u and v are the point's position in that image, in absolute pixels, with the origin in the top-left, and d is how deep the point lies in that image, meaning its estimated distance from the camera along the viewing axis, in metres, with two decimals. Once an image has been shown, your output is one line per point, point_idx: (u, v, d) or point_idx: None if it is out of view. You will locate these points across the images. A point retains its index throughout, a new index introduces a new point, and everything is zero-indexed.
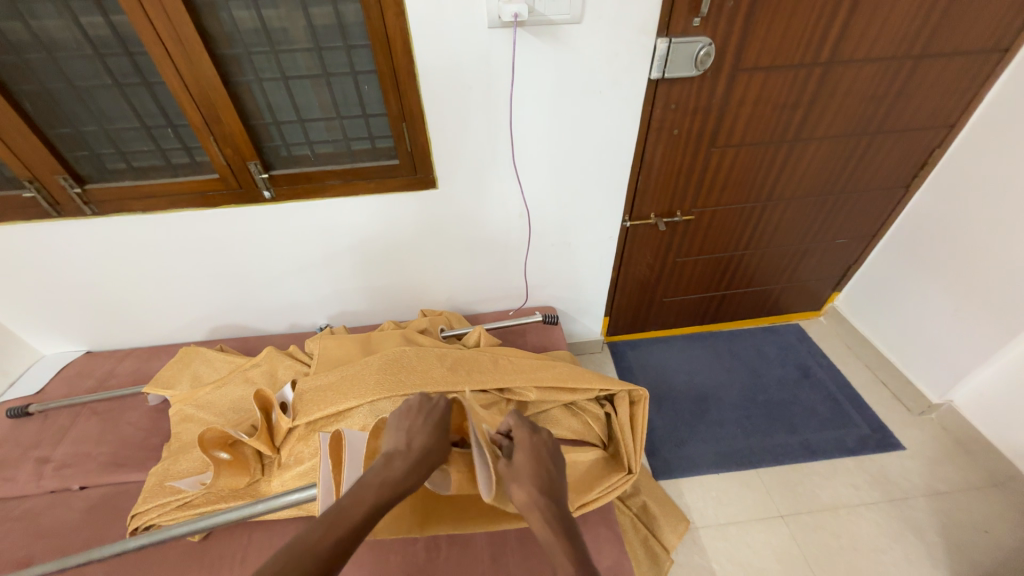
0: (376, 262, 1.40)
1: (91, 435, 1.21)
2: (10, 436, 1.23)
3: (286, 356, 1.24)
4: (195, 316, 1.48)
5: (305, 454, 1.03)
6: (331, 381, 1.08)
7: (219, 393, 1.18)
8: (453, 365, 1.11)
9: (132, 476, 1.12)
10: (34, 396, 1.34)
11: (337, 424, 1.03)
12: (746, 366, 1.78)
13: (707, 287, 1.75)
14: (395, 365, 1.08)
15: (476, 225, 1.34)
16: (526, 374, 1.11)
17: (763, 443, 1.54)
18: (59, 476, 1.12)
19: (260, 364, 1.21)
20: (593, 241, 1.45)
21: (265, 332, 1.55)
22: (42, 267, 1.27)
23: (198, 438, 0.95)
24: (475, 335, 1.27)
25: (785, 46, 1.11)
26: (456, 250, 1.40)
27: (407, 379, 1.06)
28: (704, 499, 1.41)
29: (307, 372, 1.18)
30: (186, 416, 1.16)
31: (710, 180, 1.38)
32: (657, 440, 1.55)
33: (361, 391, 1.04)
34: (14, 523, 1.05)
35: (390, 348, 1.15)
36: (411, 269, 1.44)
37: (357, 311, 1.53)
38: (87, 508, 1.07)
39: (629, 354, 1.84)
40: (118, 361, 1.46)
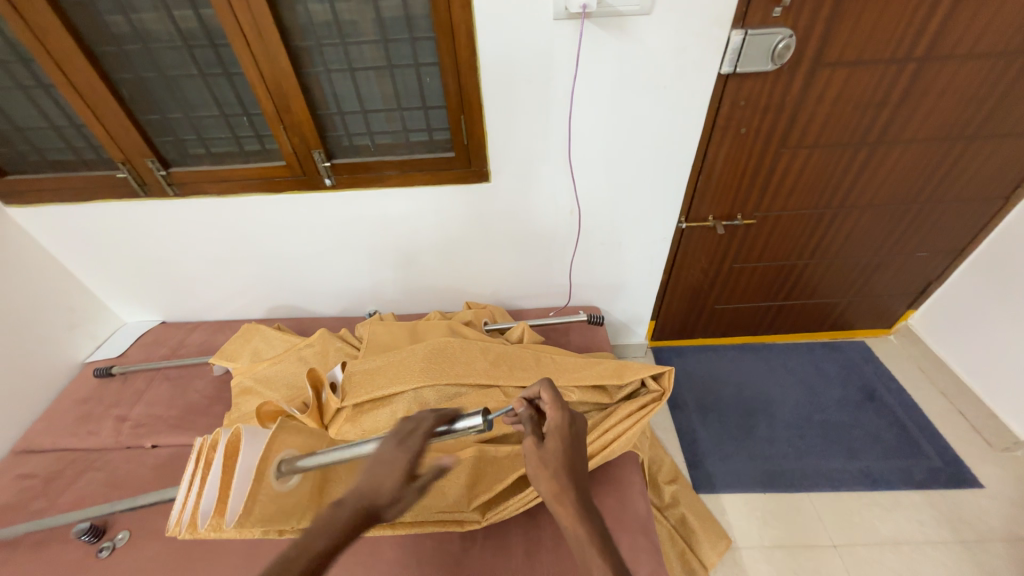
0: (426, 253, 1.43)
1: (163, 399, 1.32)
2: (95, 394, 1.36)
3: (338, 339, 1.30)
4: (256, 294, 1.57)
5: (350, 436, 1.06)
6: (380, 366, 1.12)
7: (276, 369, 1.25)
8: (497, 359, 1.11)
9: (196, 440, 1.22)
10: (116, 360, 1.48)
11: (383, 408, 1.07)
12: (801, 382, 1.67)
13: (765, 296, 1.65)
14: (440, 355, 1.10)
15: (527, 220, 1.33)
16: (569, 374, 1.10)
17: (817, 465, 1.44)
18: (135, 434, 1.23)
19: (313, 344, 1.27)
20: (645, 242, 1.40)
21: (318, 314, 1.62)
22: (130, 242, 1.40)
23: (256, 410, 1.00)
24: (518, 331, 1.26)
25: (874, 40, 1.02)
26: (504, 245, 1.40)
27: (451, 370, 1.07)
28: (748, 517, 1.34)
29: (355, 355, 1.22)
30: (245, 388, 1.24)
31: (777, 182, 1.30)
32: (700, 451, 1.49)
33: (407, 378, 1.06)
34: (96, 472, 1.16)
35: (436, 338, 1.16)
36: (459, 261, 1.45)
37: (404, 299, 1.57)
38: (156, 465, 1.17)
39: (674, 360, 1.77)
40: (188, 332, 1.57)
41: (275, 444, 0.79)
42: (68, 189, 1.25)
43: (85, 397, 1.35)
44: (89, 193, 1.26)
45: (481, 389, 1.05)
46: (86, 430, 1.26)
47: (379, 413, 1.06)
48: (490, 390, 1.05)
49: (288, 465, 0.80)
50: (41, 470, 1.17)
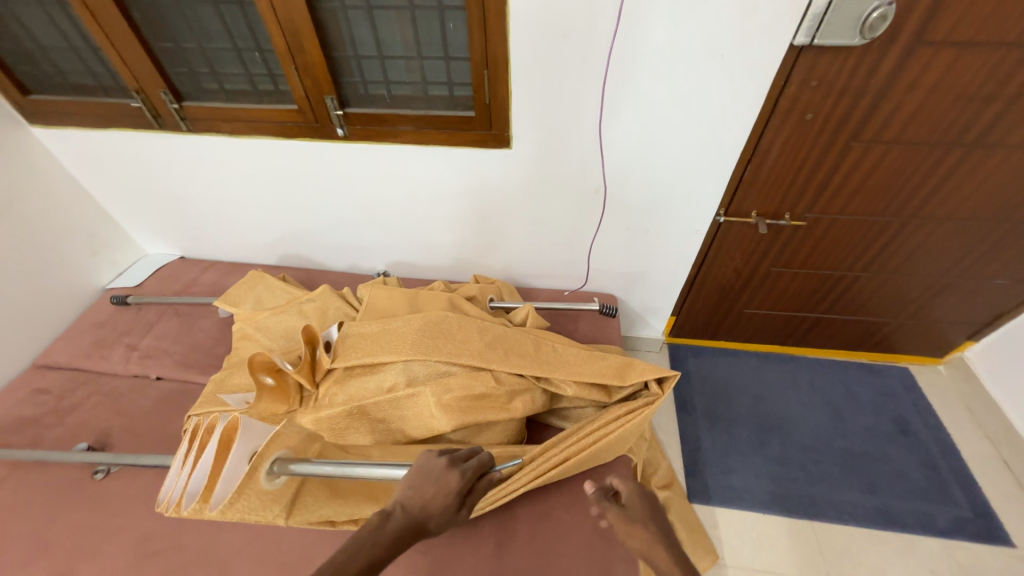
0: (439, 218, 1.36)
1: (171, 334, 1.35)
2: (111, 320, 1.40)
3: (338, 297, 1.27)
4: (269, 240, 1.55)
5: (337, 399, 1.05)
6: (374, 333, 1.08)
7: (277, 321, 1.24)
8: (494, 341, 1.04)
9: (197, 378, 1.24)
10: (134, 289, 1.51)
11: (371, 376, 1.03)
12: (826, 403, 1.54)
13: (802, 306, 1.50)
14: (435, 329, 1.04)
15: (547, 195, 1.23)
16: (567, 366, 1.03)
17: (827, 494, 1.34)
18: (142, 364, 1.27)
19: (315, 300, 1.25)
20: (676, 233, 1.27)
21: (328, 267, 1.60)
22: (149, 174, 1.39)
23: (250, 358, 1.03)
24: (523, 313, 1.19)
25: (998, 16, 0.82)
26: (521, 219, 1.31)
27: (445, 346, 1.01)
28: (741, 536, 1.27)
29: (354, 317, 1.19)
30: (246, 335, 1.24)
31: (839, 182, 1.13)
32: (702, 460, 1.41)
33: (399, 349, 1.02)
34: (102, 395, 1.20)
35: (434, 310, 1.10)
36: (472, 230, 1.37)
37: (414, 262, 1.52)
38: (158, 397, 1.20)
39: (689, 360, 1.66)
40: (202, 270, 1.59)
41: (273, 444, 0.83)
42: (86, 114, 1.24)
43: (102, 322, 1.40)
44: (106, 120, 1.24)
45: (472, 371, 0.99)
46: (99, 354, 1.30)
47: (367, 381, 1.03)
48: (481, 373, 0.99)
49: (281, 464, 0.84)
50: (54, 388, 1.23)
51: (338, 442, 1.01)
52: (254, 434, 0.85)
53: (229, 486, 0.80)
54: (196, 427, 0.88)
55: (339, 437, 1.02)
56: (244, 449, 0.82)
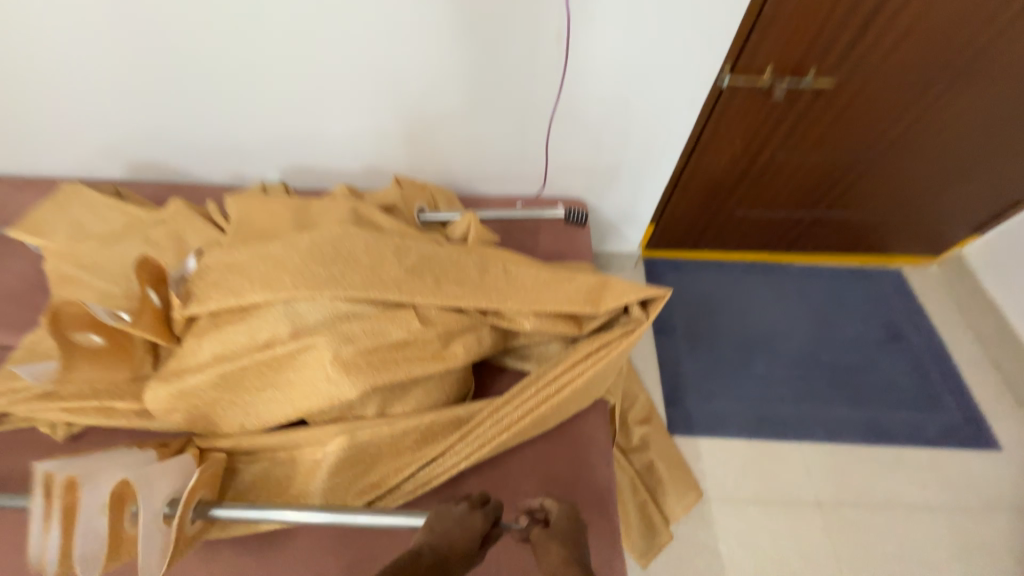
0: (337, 93, 0.97)
1: None
2: None
3: (200, 216, 0.89)
4: (101, 142, 1.10)
5: (190, 362, 0.71)
6: (241, 262, 0.74)
7: (109, 254, 0.86)
8: (418, 265, 0.73)
9: (8, 341, 0.87)
10: None
11: (237, 326, 0.70)
12: (816, 314, 1.38)
13: (804, 203, 1.27)
14: (329, 252, 0.71)
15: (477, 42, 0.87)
16: (524, 293, 0.75)
17: (816, 412, 1.22)
18: None
19: (165, 222, 0.87)
20: (653, 101, 0.97)
21: (201, 181, 1.18)
22: None
23: (50, 310, 0.68)
24: (463, 226, 0.87)
25: None
26: (449, 87, 0.95)
27: (344, 275, 0.69)
28: (726, 467, 1.14)
29: (220, 241, 0.83)
30: (66, 278, 0.86)
31: (883, 13, 0.85)
32: (684, 387, 1.24)
33: (274, 284, 0.69)
34: None
35: (329, 225, 0.76)
36: (387, 111, 1.00)
37: (318, 168, 1.13)
38: None
39: (669, 277, 1.43)
40: (10, 192, 1.12)
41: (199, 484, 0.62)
42: None
43: None
44: None
45: (389, 309, 0.70)
46: None
47: (232, 331, 0.70)
48: (401, 311, 0.69)
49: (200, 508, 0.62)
50: None
51: (204, 421, 0.71)
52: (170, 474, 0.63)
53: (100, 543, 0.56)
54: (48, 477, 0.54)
55: (202, 417, 0.71)
56: (154, 503, 0.59)
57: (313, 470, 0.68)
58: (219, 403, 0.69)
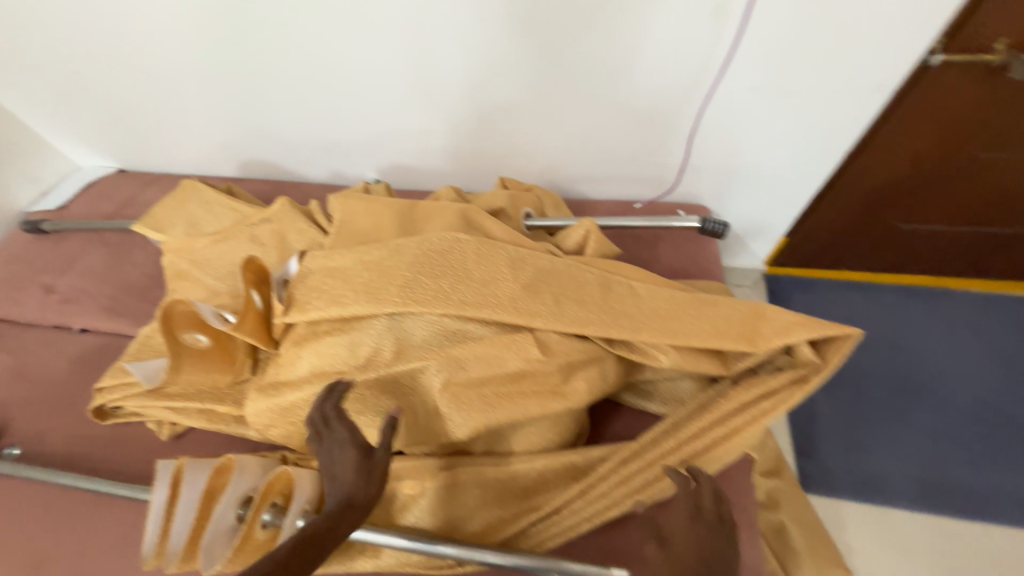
0: (441, 86, 0.89)
1: (96, 270, 1.00)
2: (26, 253, 1.07)
3: (304, 216, 0.85)
4: (217, 140, 1.13)
5: (288, 374, 0.66)
6: (343, 268, 0.68)
7: (220, 251, 0.86)
8: (534, 280, 0.62)
9: (128, 331, 0.91)
10: (57, 213, 1.16)
11: (337, 339, 0.64)
12: (1004, 358, 1.09)
13: (1001, 215, 1.00)
14: (436, 263, 0.63)
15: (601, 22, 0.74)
16: (661, 321, 0.61)
17: (1008, 487, 0.94)
18: (60, 311, 0.94)
19: (270, 220, 0.85)
20: (814, 88, 0.78)
21: (303, 180, 1.18)
22: (30, 38, 0.99)
23: (162, 308, 0.67)
24: (578, 235, 0.75)
25: None
26: (564, 76, 0.83)
27: (455, 291, 0.61)
28: (881, 543, 0.91)
29: (322, 243, 0.79)
30: (180, 273, 0.88)
31: None
32: (822, 436, 1.02)
33: (379, 295, 0.62)
34: (6, 354, 0.89)
35: (436, 230, 0.68)
36: (493, 106, 0.90)
37: (415, 168, 1.07)
38: (74, 357, 0.88)
39: (801, 300, 1.20)
40: (140, 188, 1.19)
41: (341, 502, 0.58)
42: None
43: (15, 256, 1.06)
44: None
45: (504, 333, 0.60)
46: (8, 299, 0.98)
47: (333, 344, 0.64)
48: (518, 334, 0.59)
49: None
50: None
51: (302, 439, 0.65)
52: (306, 485, 0.60)
53: (227, 541, 0.55)
54: (225, 459, 0.60)
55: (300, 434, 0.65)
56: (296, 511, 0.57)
57: (411, 508, 0.59)
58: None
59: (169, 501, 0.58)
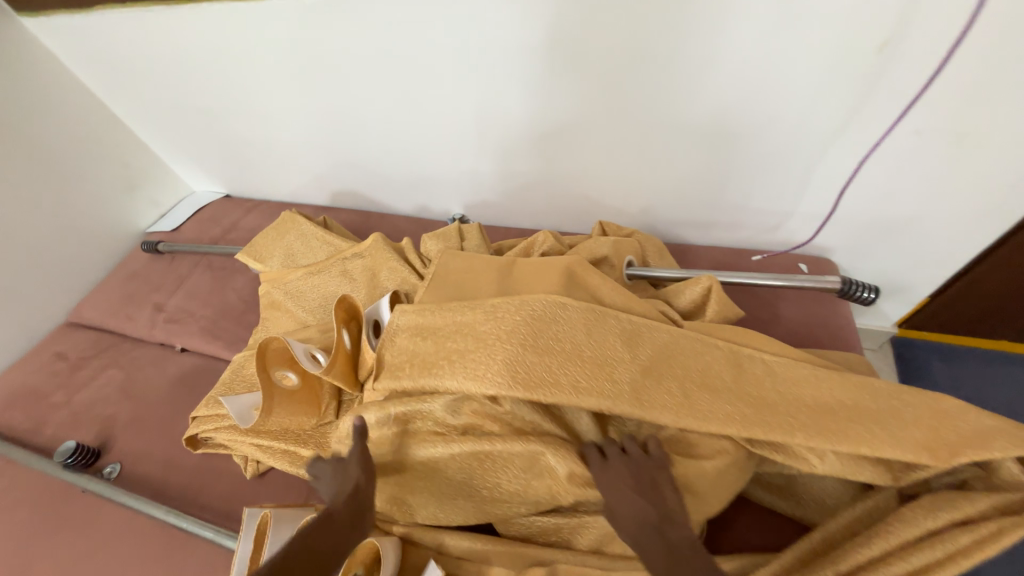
0: (541, 126, 0.85)
1: (200, 292, 1.06)
2: (144, 271, 1.16)
3: (396, 254, 0.83)
4: (315, 170, 1.17)
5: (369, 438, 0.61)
6: (432, 325, 0.63)
7: (312, 283, 0.87)
8: (654, 362, 0.55)
9: (223, 355, 0.94)
10: (171, 234, 1.26)
11: (425, 405, 0.58)
12: None
13: None
14: (542, 333, 0.56)
15: (734, 61, 0.66)
16: (815, 420, 0.51)
17: None
18: (167, 330, 1.00)
19: (362, 256, 0.85)
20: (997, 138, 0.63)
21: (389, 210, 1.19)
22: (165, 78, 1.09)
23: (259, 346, 0.67)
24: (694, 291, 0.67)
25: None
26: (680, 117, 0.75)
27: (566, 366, 0.55)
28: None
29: (416, 285, 0.78)
30: (275, 303, 0.89)
31: None
32: None
33: (477, 364, 0.56)
34: (118, 369, 0.95)
35: (540, 285, 0.62)
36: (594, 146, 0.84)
37: (501, 204, 1.04)
38: (174, 377, 0.91)
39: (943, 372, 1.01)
40: (242, 213, 1.26)
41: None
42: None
43: (134, 274, 1.16)
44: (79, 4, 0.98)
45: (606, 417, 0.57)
46: (125, 314, 1.06)
47: (422, 410, 0.58)
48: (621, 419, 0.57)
49: None
50: (76, 352, 1.02)
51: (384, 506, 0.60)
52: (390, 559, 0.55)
53: None
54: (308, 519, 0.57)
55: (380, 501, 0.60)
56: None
57: None
58: (406, 489, 0.59)
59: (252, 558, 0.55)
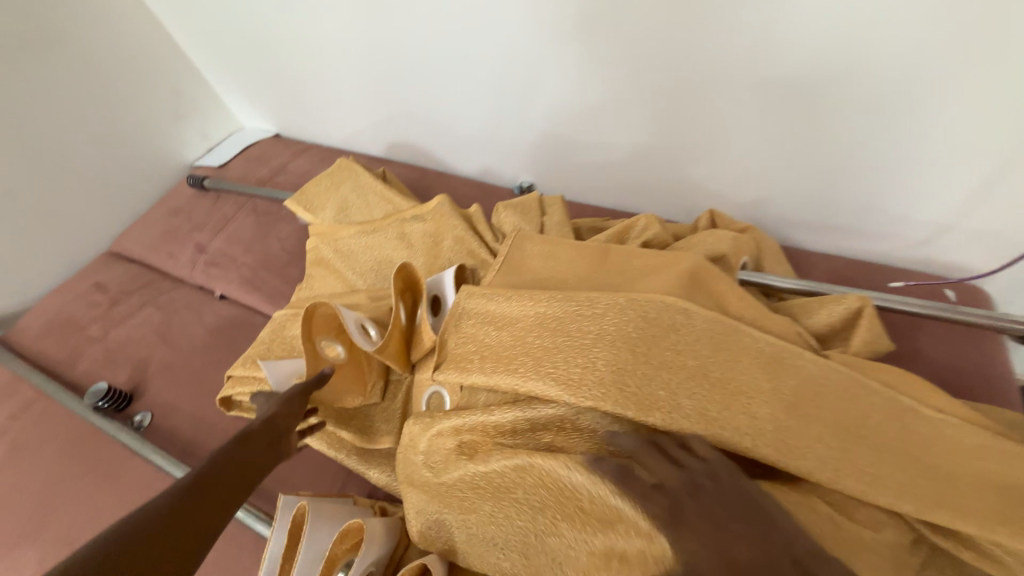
0: (647, 80, 0.71)
1: (243, 237, 0.98)
2: (187, 207, 1.10)
3: (464, 221, 0.72)
4: (372, 116, 1.06)
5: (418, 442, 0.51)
6: (509, 316, 0.53)
7: (365, 244, 0.77)
8: (797, 398, 0.43)
9: (263, 310, 0.87)
10: (217, 171, 1.18)
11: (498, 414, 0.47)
12: None
13: None
14: (653, 346, 0.46)
15: (938, 3, 0.51)
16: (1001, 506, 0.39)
17: None
18: (207, 274, 0.94)
19: (424, 220, 0.75)
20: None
21: (448, 170, 1.06)
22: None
23: (305, 314, 0.57)
24: (834, 313, 0.54)
25: None
26: (844, 80, 0.60)
27: (684, 387, 0.43)
28: None
29: (485, 263, 0.67)
30: (322, 261, 0.80)
31: None
32: None
33: (572, 369, 0.45)
34: (155, 309, 0.90)
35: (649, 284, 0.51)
36: (708, 113, 0.70)
37: (580, 177, 0.90)
38: (211, 327, 0.85)
39: None
40: (292, 157, 1.17)
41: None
42: None
43: (178, 209, 1.10)
44: None
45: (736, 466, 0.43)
46: (166, 252, 1.01)
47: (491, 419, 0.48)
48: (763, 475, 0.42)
49: None
50: (114, 285, 0.97)
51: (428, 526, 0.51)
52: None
53: None
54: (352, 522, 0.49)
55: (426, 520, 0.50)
56: None
57: None
58: (447, 509, 0.48)
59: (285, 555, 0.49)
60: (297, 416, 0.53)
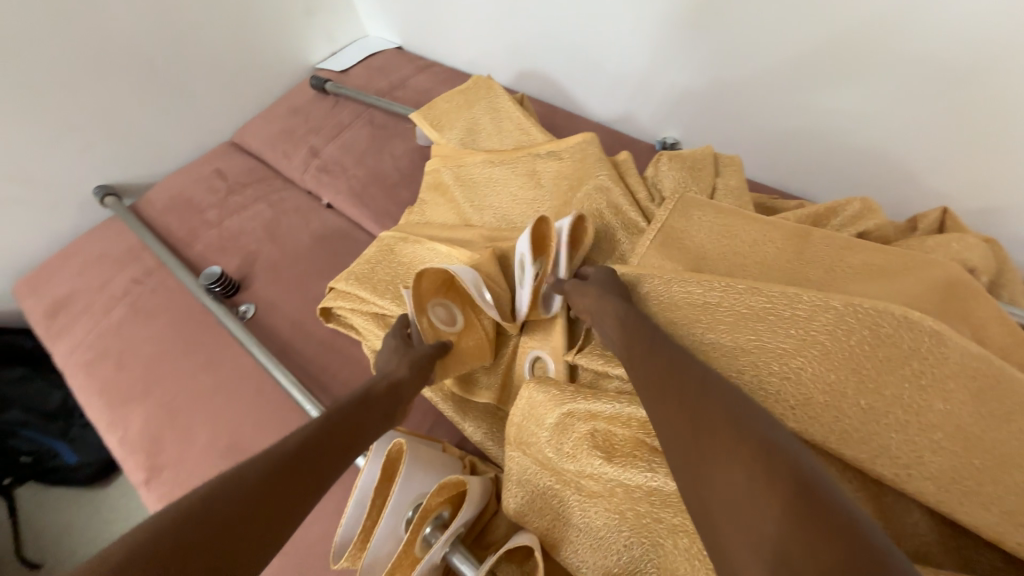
0: (905, 19, 0.53)
1: (357, 149, 0.94)
2: (306, 109, 1.07)
3: (610, 167, 0.61)
4: (508, 37, 0.94)
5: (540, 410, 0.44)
6: (666, 300, 0.44)
7: (489, 176, 0.69)
8: None
9: (368, 226, 0.83)
10: (338, 77, 1.15)
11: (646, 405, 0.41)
12: None
13: None
14: (860, 372, 0.36)
15: None
16: None
17: None
18: (317, 180, 0.91)
19: (562, 159, 0.65)
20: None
21: (580, 111, 0.94)
22: None
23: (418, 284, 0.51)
24: None
25: None
26: None
27: (915, 434, 0.33)
28: None
29: (632, 224, 0.57)
30: (439, 186, 0.74)
31: None
32: None
33: (755, 383, 0.39)
34: (266, 206, 0.89)
35: (875, 291, 0.39)
36: (1005, 71, 0.50)
37: (746, 141, 0.74)
38: (316, 234, 0.83)
39: None
40: (413, 71, 1.10)
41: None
42: None
43: (297, 109, 1.08)
44: None
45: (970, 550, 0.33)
46: (283, 150, 1.00)
47: (632, 410, 0.41)
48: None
49: None
50: (232, 175, 0.98)
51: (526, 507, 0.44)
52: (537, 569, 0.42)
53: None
54: (455, 479, 0.44)
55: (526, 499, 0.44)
56: None
57: None
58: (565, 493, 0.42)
59: (378, 489, 0.46)
60: (426, 380, 0.50)
